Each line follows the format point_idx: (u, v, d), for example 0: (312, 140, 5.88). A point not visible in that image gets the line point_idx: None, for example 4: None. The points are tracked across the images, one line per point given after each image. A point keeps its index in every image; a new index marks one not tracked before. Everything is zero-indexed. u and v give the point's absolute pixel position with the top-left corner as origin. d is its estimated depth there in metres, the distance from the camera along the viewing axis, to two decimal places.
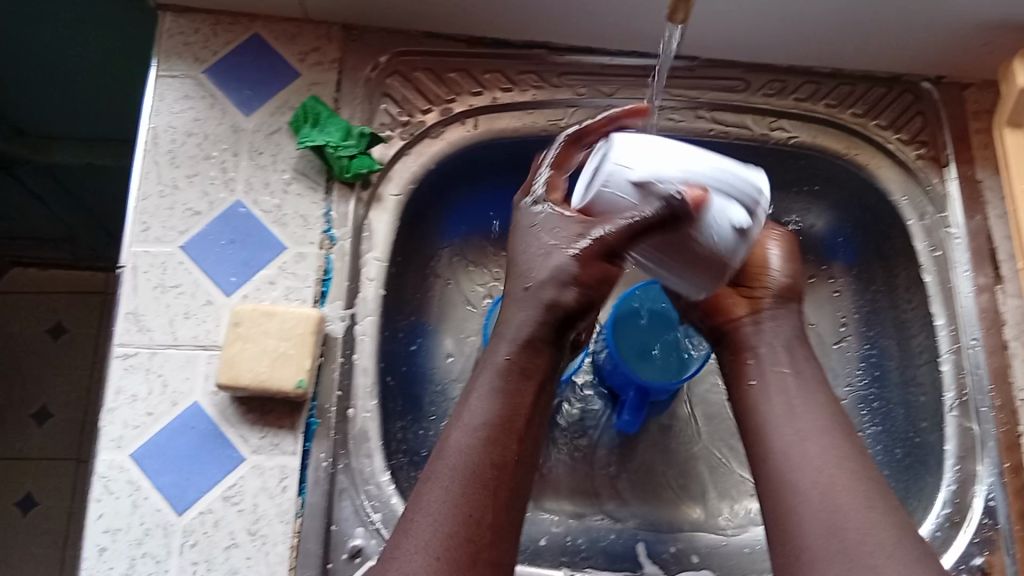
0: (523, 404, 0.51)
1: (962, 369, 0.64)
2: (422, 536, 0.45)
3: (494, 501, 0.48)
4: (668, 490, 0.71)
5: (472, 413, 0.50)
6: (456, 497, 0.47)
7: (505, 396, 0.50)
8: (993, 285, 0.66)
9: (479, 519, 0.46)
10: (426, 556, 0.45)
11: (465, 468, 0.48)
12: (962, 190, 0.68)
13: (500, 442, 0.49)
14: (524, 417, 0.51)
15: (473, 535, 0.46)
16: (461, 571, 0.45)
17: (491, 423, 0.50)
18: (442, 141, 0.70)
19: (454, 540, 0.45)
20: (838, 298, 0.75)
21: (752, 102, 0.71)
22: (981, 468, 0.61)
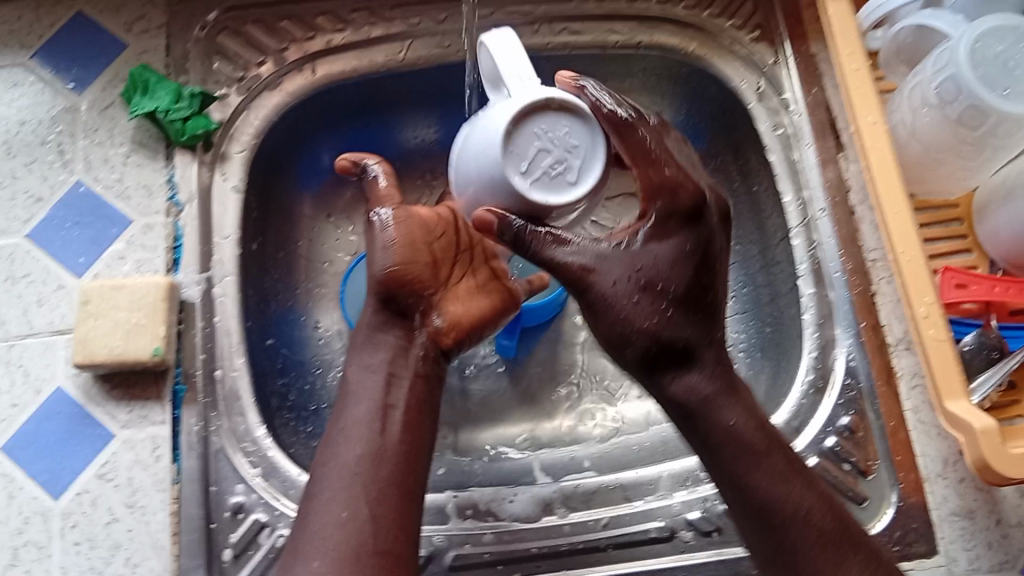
0: (397, 397, 0.56)
1: (814, 241, 0.65)
2: (330, 459, 0.52)
3: (380, 498, 0.50)
4: (557, 402, 0.73)
5: (349, 416, 0.54)
6: (360, 411, 0.54)
7: (375, 392, 0.55)
8: (837, 155, 0.67)
9: (377, 451, 0.52)
10: (336, 466, 0.51)
11: (348, 469, 0.51)
12: (799, 66, 0.69)
13: (377, 435, 0.53)
14: (399, 404, 0.55)
15: (374, 441, 0.52)
16: (366, 483, 0.50)
17: (363, 420, 0.54)
18: (279, 92, 0.68)
19: (354, 462, 0.51)
20: None
21: (585, 9, 0.71)
22: (839, 333, 0.63)
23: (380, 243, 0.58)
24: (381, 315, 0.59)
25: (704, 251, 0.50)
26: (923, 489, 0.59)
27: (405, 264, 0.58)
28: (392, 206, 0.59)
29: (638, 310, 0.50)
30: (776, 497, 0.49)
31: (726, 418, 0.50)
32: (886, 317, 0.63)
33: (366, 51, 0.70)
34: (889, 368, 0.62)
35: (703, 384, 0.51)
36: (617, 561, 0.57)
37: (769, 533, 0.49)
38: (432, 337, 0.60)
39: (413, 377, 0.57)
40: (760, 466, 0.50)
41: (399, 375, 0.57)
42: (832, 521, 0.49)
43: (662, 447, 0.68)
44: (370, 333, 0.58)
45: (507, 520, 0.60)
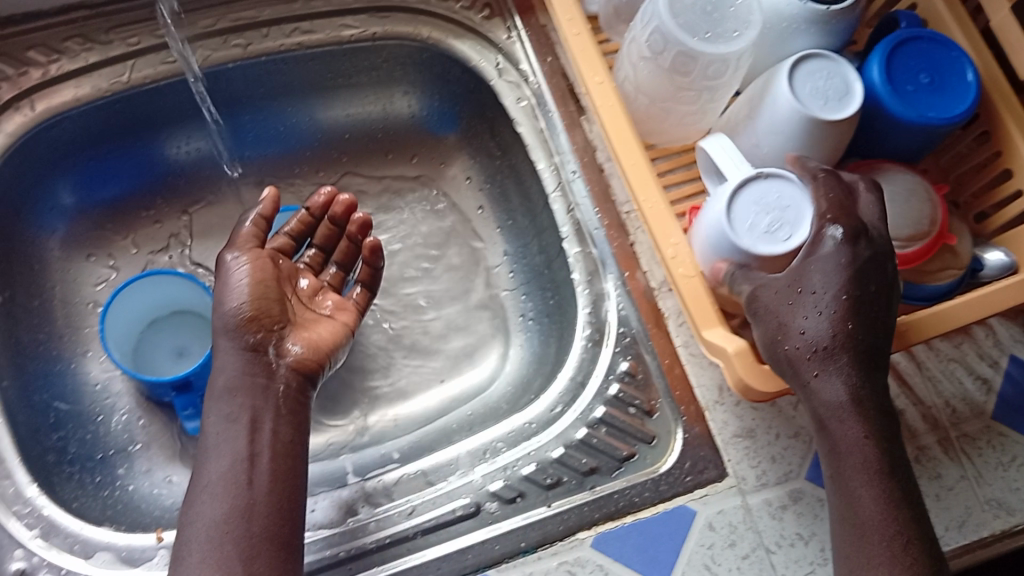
0: (260, 444, 0.53)
1: (572, 204, 0.68)
2: (197, 518, 0.51)
3: (252, 555, 0.49)
4: (362, 401, 0.73)
5: (208, 474, 0.52)
6: (221, 467, 0.52)
7: (236, 444, 0.53)
8: (579, 118, 0.69)
9: (243, 507, 0.51)
10: (203, 530, 0.50)
11: (211, 532, 0.50)
12: (530, 37, 0.71)
13: (244, 489, 0.51)
14: (262, 452, 0.53)
15: (241, 496, 0.51)
16: (241, 547, 0.49)
17: (224, 476, 0.52)
18: (1, 134, 0.63)
19: (220, 522, 0.50)
20: (471, 183, 0.79)
21: (314, 7, 0.70)
22: (608, 286, 0.66)
23: (234, 285, 0.59)
24: (236, 351, 0.56)
25: (863, 260, 0.50)
26: (705, 417, 0.61)
27: (254, 301, 0.58)
28: (245, 249, 0.60)
29: (808, 327, 0.49)
30: (871, 460, 0.49)
31: (830, 427, 0.49)
32: (646, 262, 0.66)
33: (89, 78, 0.66)
34: (657, 310, 0.65)
35: (839, 395, 0.49)
36: (427, 546, 0.57)
37: (880, 487, 0.48)
38: (295, 366, 0.58)
39: (277, 419, 0.55)
40: (854, 439, 0.49)
41: (262, 419, 0.55)
42: (886, 526, 0.48)
43: (459, 426, 0.69)
44: (227, 382, 0.55)
45: (311, 530, 0.59)
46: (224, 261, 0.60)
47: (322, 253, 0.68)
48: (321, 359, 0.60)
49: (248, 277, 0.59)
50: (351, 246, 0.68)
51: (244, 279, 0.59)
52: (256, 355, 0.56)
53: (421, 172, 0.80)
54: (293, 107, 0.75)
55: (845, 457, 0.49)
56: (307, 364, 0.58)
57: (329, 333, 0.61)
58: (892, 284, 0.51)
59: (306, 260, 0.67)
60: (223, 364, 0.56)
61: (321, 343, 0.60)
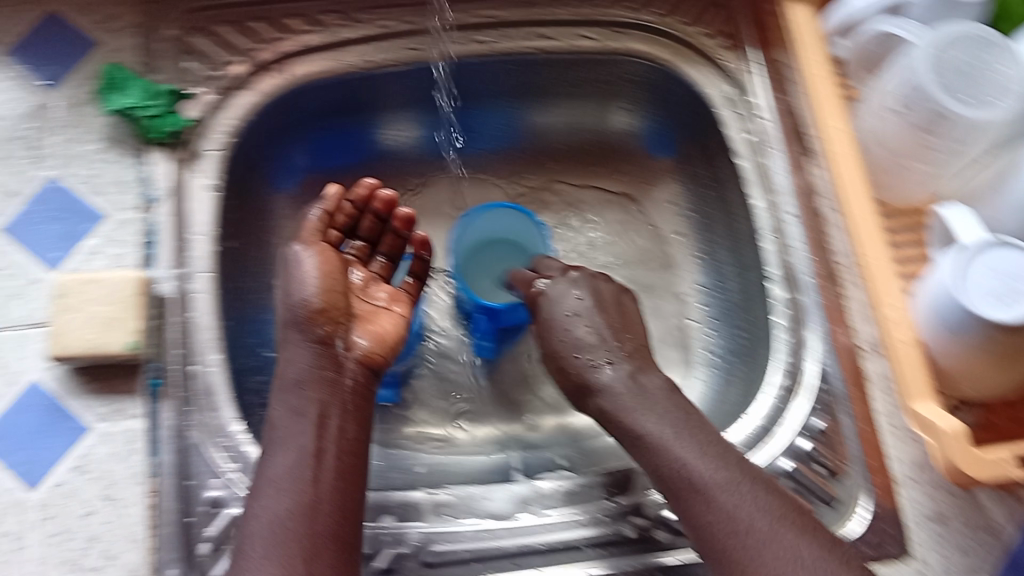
0: (326, 440, 0.55)
1: (786, 246, 0.67)
2: (264, 511, 0.52)
3: (313, 554, 0.50)
4: (536, 403, 0.75)
5: (273, 467, 0.54)
6: (286, 463, 0.54)
7: (304, 438, 0.55)
8: (804, 160, 0.68)
9: (309, 503, 0.52)
10: (272, 524, 0.51)
11: (274, 525, 0.51)
12: (768, 73, 0.70)
13: (308, 483, 0.53)
14: (328, 448, 0.55)
15: (306, 492, 0.52)
16: (303, 545, 0.51)
17: (292, 468, 0.53)
18: (253, 92, 0.68)
19: (283, 518, 0.51)
20: (672, 208, 0.78)
21: (556, 15, 0.72)
22: (811, 336, 0.65)
23: (298, 276, 0.60)
24: (307, 346, 0.58)
25: (547, 322, 0.64)
26: (895, 492, 0.59)
27: (325, 293, 0.60)
28: (307, 243, 0.62)
29: (581, 364, 0.61)
30: (762, 523, 0.52)
31: (716, 496, 0.53)
32: (857, 319, 0.65)
33: (339, 52, 0.70)
34: (859, 370, 0.63)
35: (695, 468, 0.54)
36: (593, 559, 0.58)
37: (802, 529, 0.51)
38: (361, 358, 0.61)
39: (344, 415, 0.57)
40: (734, 499, 0.53)
41: (330, 414, 0.57)
42: (763, 527, 0.52)
43: (634, 447, 0.70)
44: (298, 375, 0.57)
45: (484, 515, 0.62)
46: (291, 249, 0.62)
47: (368, 244, 0.69)
48: (389, 353, 0.63)
49: (314, 270, 0.60)
50: (398, 239, 0.70)
51: (312, 270, 0.60)
52: (326, 348, 0.59)
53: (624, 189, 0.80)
54: (514, 107, 0.77)
55: (700, 503, 0.54)
56: (373, 357, 0.61)
57: (389, 326, 0.64)
58: (552, 323, 0.64)
59: (353, 251, 0.69)
60: (291, 353, 0.59)
61: (390, 336, 0.64)
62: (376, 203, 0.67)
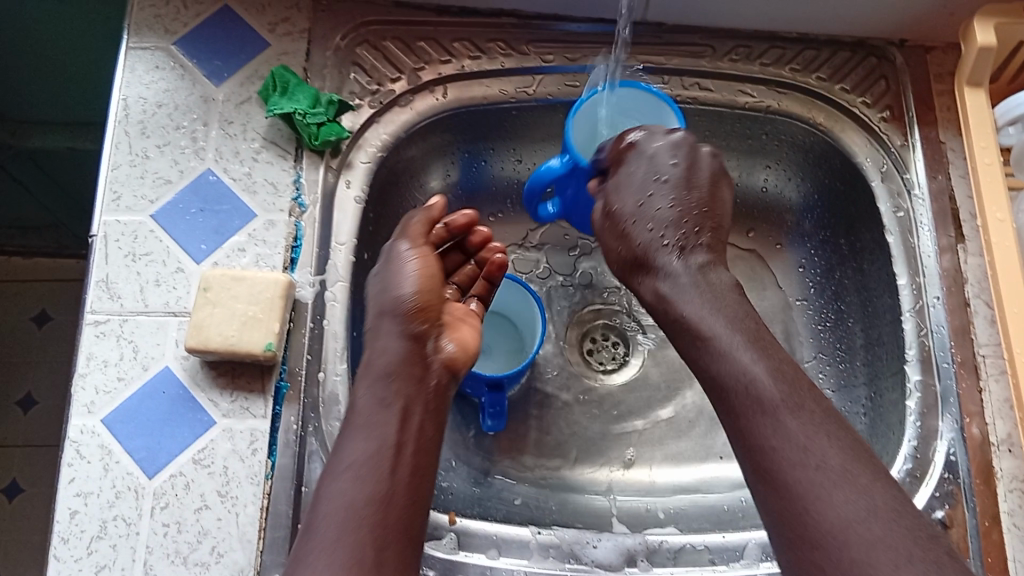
0: (408, 435, 0.50)
1: (925, 328, 0.65)
2: (330, 499, 0.47)
3: (386, 543, 0.45)
4: (638, 448, 0.73)
5: (346, 455, 0.49)
6: (361, 452, 0.49)
7: (387, 430, 0.50)
8: (955, 245, 0.66)
9: (383, 494, 0.47)
10: (336, 506, 0.46)
11: (350, 509, 0.46)
12: (924, 151, 0.69)
13: (385, 475, 0.48)
14: (407, 442, 0.50)
15: (382, 483, 0.47)
16: (371, 522, 0.45)
17: (364, 459, 0.48)
18: (410, 109, 0.70)
19: (358, 505, 0.46)
20: (801, 270, 0.77)
21: (719, 68, 0.71)
22: (942, 425, 0.63)
23: (399, 270, 0.57)
24: (398, 336, 0.54)
25: (637, 186, 0.56)
26: None
27: (423, 291, 0.56)
28: (413, 243, 0.59)
29: (660, 296, 0.54)
30: (837, 472, 0.44)
31: (786, 419, 0.46)
32: (991, 415, 0.63)
33: (499, 80, 0.71)
34: (988, 468, 0.62)
35: (765, 387, 0.47)
36: None
37: (876, 475, 0.44)
38: (447, 363, 0.56)
39: (425, 413, 0.52)
40: (802, 436, 0.45)
41: (413, 409, 0.52)
42: (848, 465, 0.44)
43: (742, 514, 0.68)
44: (386, 365, 0.53)
45: (589, 564, 0.60)
46: (394, 246, 0.59)
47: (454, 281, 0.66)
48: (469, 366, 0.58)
49: (416, 264, 0.57)
50: (487, 282, 0.66)
51: (412, 262, 0.58)
52: (416, 343, 0.54)
53: (752, 248, 0.79)
54: None
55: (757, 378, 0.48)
56: (457, 364, 0.56)
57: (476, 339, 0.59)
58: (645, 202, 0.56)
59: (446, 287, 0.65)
60: (381, 339, 0.54)
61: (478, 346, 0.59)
62: (469, 235, 0.65)
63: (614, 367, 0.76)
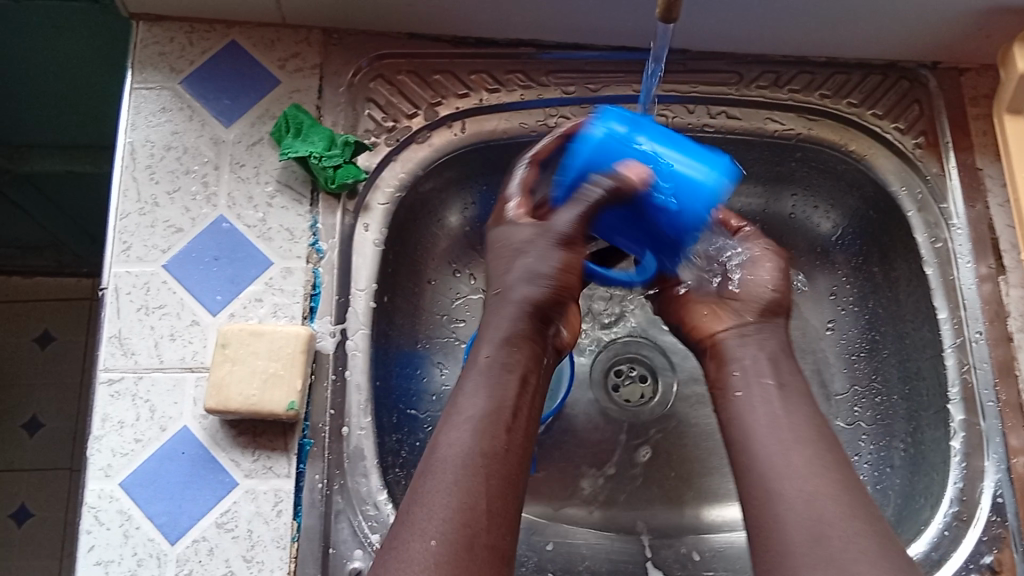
0: (523, 403, 0.49)
1: (966, 364, 0.62)
2: (407, 554, 0.41)
3: (496, 494, 0.44)
4: (669, 487, 0.71)
5: (462, 409, 0.48)
6: (444, 506, 0.43)
7: (504, 393, 0.48)
8: (995, 275, 0.64)
9: (498, 451, 0.46)
10: (415, 567, 0.41)
11: (463, 458, 0.45)
12: (962, 179, 0.66)
13: (500, 433, 0.47)
14: (522, 412, 0.49)
15: (497, 439, 0.46)
16: (465, 521, 0.42)
17: (481, 415, 0.47)
18: (428, 145, 0.68)
19: (469, 457, 0.45)
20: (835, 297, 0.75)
21: (746, 95, 0.69)
22: (988, 465, 0.60)
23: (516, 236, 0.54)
24: (518, 311, 0.51)
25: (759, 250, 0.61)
26: None
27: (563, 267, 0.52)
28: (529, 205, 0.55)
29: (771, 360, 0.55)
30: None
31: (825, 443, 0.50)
32: None
33: (519, 113, 0.69)
34: None
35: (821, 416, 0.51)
36: None
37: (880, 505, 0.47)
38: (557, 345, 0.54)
39: (535, 387, 0.50)
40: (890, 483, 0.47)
41: (528, 381, 0.50)
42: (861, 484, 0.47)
43: None
44: (505, 333, 0.51)
45: None
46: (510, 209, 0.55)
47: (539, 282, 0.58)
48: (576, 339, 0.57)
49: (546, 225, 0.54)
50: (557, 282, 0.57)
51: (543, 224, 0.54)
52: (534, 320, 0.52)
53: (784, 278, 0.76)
54: None
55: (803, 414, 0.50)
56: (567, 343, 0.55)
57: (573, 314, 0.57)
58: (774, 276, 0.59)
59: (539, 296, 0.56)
60: (496, 313, 0.52)
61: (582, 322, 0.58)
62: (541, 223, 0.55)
63: (645, 402, 0.74)
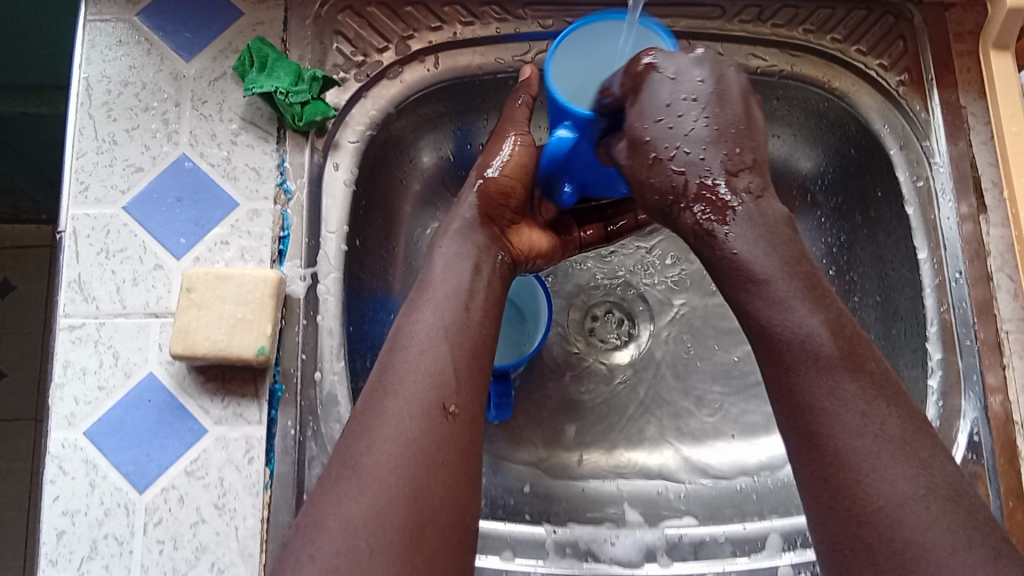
0: (479, 283, 0.51)
1: (945, 304, 0.62)
2: (374, 443, 0.42)
3: (464, 362, 0.46)
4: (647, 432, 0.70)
5: (431, 290, 0.50)
6: (411, 402, 0.43)
7: (462, 274, 0.51)
8: (977, 214, 0.63)
9: (461, 325, 0.48)
10: (379, 453, 0.42)
11: (430, 331, 0.47)
12: (945, 117, 0.65)
13: (461, 311, 0.48)
14: (479, 291, 0.50)
15: (459, 314, 0.48)
16: (433, 382, 0.44)
17: (447, 297, 0.49)
18: (400, 82, 0.65)
19: (436, 330, 0.47)
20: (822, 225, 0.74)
21: (727, 29, 0.67)
22: (965, 404, 0.60)
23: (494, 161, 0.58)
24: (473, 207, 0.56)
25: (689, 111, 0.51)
26: None
27: (507, 184, 0.57)
28: (514, 143, 0.58)
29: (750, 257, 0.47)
30: (908, 494, 0.40)
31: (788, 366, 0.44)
32: (1016, 393, 0.60)
33: (494, 48, 0.67)
34: (1013, 447, 0.59)
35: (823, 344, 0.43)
36: None
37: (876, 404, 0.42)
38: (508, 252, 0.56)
39: (496, 271, 0.53)
40: (871, 445, 0.41)
41: (485, 267, 0.52)
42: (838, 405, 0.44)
43: (756, 497, 0.66)
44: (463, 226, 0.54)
45: (608, 562, 0.58)
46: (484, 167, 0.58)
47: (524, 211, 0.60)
48: (530, 259, 0.59)
49: (505, 164, 0.57)
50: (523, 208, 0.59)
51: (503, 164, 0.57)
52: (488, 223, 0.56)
53: None
54: None
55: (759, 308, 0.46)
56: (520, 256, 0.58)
57: (535, 243, 0.59)
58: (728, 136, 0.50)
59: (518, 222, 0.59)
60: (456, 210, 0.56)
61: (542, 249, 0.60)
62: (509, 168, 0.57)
63: (621, 345, 0.73)
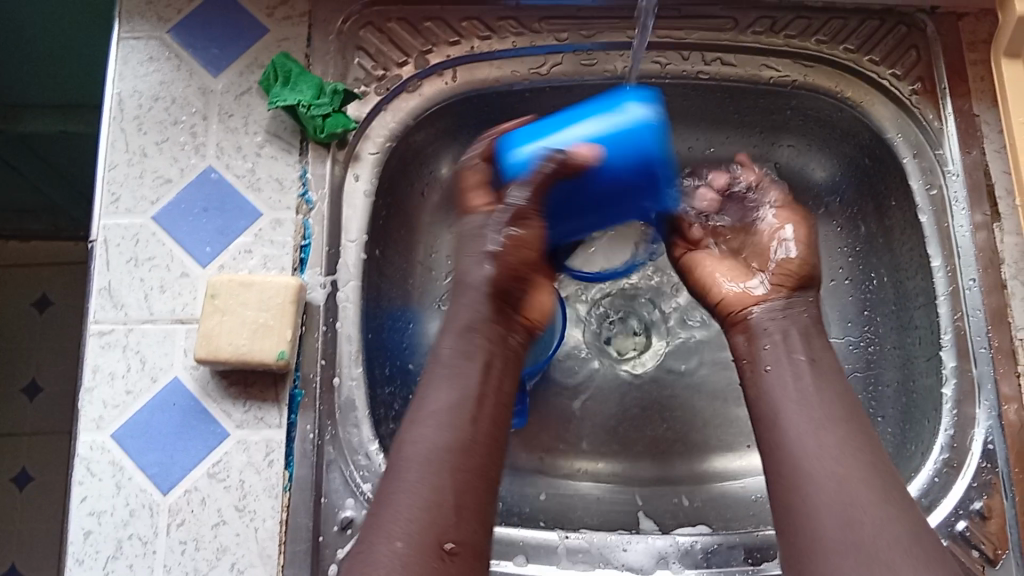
0: (489, 388, 0.49)
1: (960, 312, 0.62)
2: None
3: (463, 490, 0.45)
4: (661, 441, 0.70)
5: (428, 401, 0.48)
6: (402, 532, 0.43)
7: (465, 382, 0.48)
8: (991, 223, 0.63)
9: (464, 443, 0.46)
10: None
11: (430, 453, 0.45)
12: (959, 125, 0.65)
13: (464, 425, 0.47)
14: (487, 398, 0.48)
15: (463, 431, 0.46)
16: (430, 516, 0.43)
17: (450, 406, 0.47)
18: (418, 95, 0.67)
19: (438, 451, 0.46)
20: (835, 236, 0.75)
21: (740, 41, 0.68)
22: (979, 413, 0.60)
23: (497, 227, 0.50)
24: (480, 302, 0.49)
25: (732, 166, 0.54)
26: None
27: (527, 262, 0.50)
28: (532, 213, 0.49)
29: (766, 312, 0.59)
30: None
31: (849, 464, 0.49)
32: None
33: (511, 62, 0.68)
34: None
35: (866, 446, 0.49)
36: None
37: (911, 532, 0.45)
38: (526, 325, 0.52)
39: (502, 370, 0.50)
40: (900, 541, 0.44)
41: (495, 365, 0.49)
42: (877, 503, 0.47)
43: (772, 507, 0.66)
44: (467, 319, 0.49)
45: (621, 567, 0.59)
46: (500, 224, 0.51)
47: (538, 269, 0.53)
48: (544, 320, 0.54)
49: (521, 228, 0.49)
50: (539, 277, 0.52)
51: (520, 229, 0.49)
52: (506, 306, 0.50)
53: None
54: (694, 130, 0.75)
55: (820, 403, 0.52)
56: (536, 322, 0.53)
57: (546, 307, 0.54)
58: None
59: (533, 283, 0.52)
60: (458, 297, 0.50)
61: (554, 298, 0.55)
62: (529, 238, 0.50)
63: (636, 355, 0.74)
